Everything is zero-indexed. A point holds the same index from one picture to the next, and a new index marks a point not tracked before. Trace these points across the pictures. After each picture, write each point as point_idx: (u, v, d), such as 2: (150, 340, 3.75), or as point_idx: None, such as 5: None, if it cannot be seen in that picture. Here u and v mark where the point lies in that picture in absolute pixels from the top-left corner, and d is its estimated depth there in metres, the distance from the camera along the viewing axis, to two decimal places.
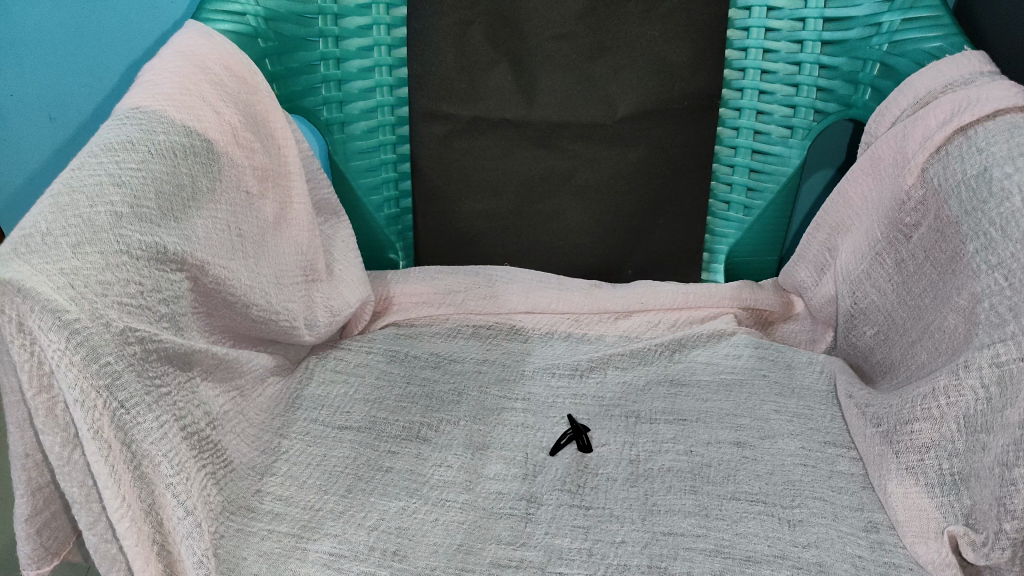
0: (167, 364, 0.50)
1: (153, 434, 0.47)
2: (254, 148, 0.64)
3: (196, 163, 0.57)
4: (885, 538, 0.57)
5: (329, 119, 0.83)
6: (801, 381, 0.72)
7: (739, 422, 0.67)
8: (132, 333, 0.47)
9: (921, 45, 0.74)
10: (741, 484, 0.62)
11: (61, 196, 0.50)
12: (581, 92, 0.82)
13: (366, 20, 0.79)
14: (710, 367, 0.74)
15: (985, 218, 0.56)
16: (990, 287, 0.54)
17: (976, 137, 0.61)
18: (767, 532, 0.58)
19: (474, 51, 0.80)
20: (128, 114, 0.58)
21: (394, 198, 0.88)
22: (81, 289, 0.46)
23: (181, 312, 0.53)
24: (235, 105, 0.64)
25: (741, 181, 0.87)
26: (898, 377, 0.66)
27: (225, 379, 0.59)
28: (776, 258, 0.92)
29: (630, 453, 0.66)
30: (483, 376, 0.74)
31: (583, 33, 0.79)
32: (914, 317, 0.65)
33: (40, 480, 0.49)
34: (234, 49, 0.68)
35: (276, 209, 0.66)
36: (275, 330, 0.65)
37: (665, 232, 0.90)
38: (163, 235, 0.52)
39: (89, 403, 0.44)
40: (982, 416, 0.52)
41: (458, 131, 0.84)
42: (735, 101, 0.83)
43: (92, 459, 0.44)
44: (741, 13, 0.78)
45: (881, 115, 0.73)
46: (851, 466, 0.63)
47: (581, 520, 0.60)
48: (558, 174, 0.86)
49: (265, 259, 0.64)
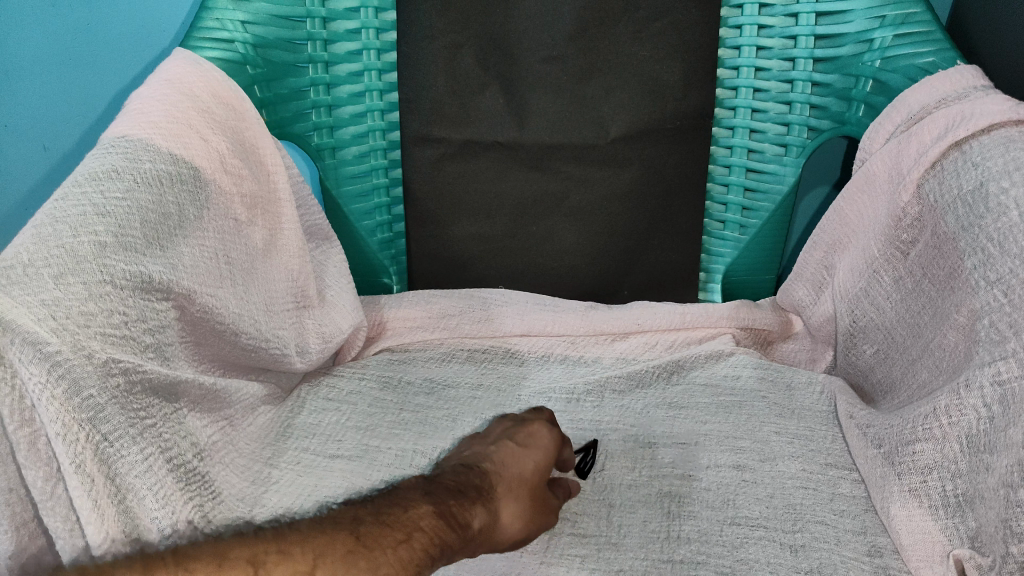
0: (151, 397, 0.49)
1: (137, 467, 0.45)
2: (243, 175, 0.64)
3: (183, 192, 0.57)
4: (889, 562, 0.56)
5: (319, 145, 0.82)
6: (801, 402, 0.70)
7: (739, 445, 0.66)
8: (115, 365, 0.46)
9: (912, 61, 0.72)
10: (740, 509, 0.61)
11: (43, 226, 0.49)
12: (572, 113, 0.82)
13: (356, 45, 0.78)
14: (709, 389, 0.72)
15: (983, 233, 0.55)
16: (989, 303, 0.53)
17: (971, 152, 0.60)
18: (769, 558, 0.57)
19: (464, 74, 0.80)
20: (114, 143, 0.57)
21: (386, 222, 0.88)
22: (63, 320, 0.45)
23: (167, 342, 0.53)
24: (224, 132, 0.64)
25: (736, 200, 0.86)
26: (898, 397, 0.65)
27: (213, 409, 0.58)
28: (772, 278, 0.91)
29: (629, 479, 0.65)
30: (478, 402, 0.73)
31: (573, 55, 0.79)
32: (913, 336, 0.64)
33: (25, 515, 0.45)
34: (221, 75, 0.68)
35: (265, 235, 0.66)
36: (264, 359, 0.65)
37: (659, 252, 0.89)
38: (148, 264, 0.51)
39: (71, 437, 0.42)
40: (985, 436, 0.50)
41: (450, 154, 0.84)
42: (728, 120, 0.82)
43: (73, 495, 0.42)
44: (731, 32, 0.78)
45: (875, 131, 0.72)
46: (852, 489, 0.62)
47: (578, 549, 0.59)
48: (551, 196, 0.86)
49: (253, 286, 0.63)
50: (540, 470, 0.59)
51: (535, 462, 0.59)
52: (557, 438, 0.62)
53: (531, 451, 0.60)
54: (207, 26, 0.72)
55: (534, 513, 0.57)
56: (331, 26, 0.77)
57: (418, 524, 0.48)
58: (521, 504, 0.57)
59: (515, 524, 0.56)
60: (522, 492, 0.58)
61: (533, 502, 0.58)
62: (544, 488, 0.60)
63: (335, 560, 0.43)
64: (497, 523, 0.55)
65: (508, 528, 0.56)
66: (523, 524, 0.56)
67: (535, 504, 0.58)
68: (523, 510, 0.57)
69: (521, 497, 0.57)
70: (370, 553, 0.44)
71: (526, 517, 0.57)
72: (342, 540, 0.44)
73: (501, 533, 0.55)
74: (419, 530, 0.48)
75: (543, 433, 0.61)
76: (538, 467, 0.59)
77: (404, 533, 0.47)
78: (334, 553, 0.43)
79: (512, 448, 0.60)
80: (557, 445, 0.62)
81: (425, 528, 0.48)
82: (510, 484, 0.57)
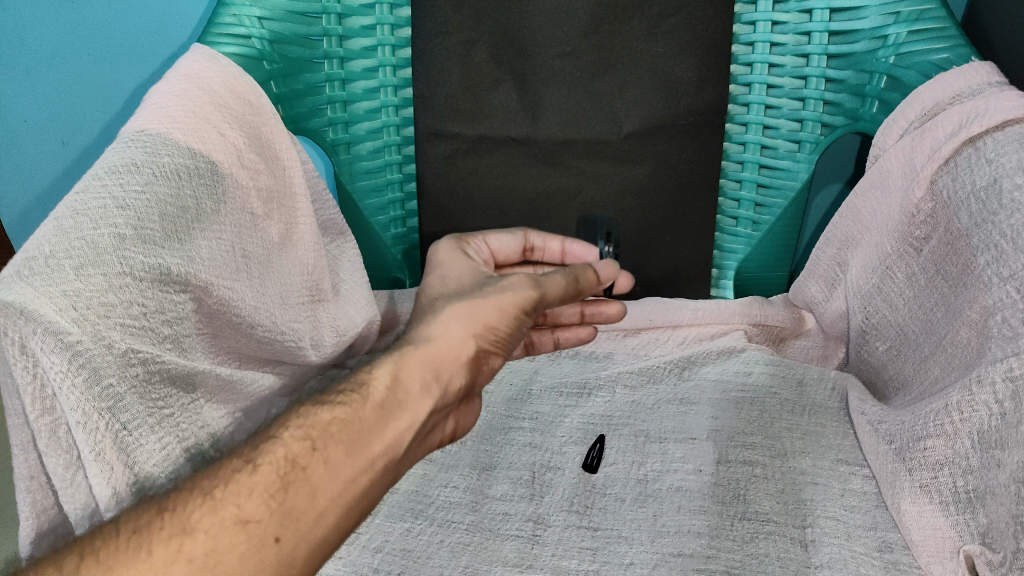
0: (169, 387, 0.50)
1: (155, 456, 0.46)
2: (259, 170, 0.65)
3: (200, 185, 0.58)
4: (899, 558, 0.56)
5: (334, 140, 0.83)
6: (813, 399, 0.70)
7: (750, 440, 0.66)
8: (134, 355, 0.46)
9: (927, 57, 0.71)
10: (751, 504, 0.61)
11: (64, 219, 0.49)
12: (585, 109, 0.82)
13: (370, 41, 0.80)
14: (720, 385, 0.73)
15: (996, 230, 0.54)
16: (1002, 299, 0.52)
17: (985, 148, 0.59)
18: (779, 552, 0.57)
19: (478, 71, 0.80)
20: (133, 137, 0.58)
21: (400, 218, 0.89)
22: (84, 311, 0.45)
23: (184, 333, 0.53)
24: (240, 126, 0.64)
25: (748, 196, 0.86)
26: (910, 393, 0.65)
27: (229, 400, 0.58)
28: (785, 274, 0.91)
29: (638, 473, 0.65)
30: (491, 396, 0.74)
31: (586, 51, 0.80)
32: (926, 332, 0.64)
33: (45, 502, 0.47)
34: (238, 71, 0.69)
35: (281, 230, 0.67)
36: (280, 351, 0.66)
37: (672, 249, 0.89)
38: (166, 257, 0.52)
39: (91, 425, 0.44)
40: (996, 432, 0.50)
41: (464, 150, 0.84)
42: (741, 116, 0.83)
43: (94, 481, 0.44)
44: (745, 28, 0.79)
45: (889, 128, 0.72)
46: (863, 484, 0.62)
47: (589, 542, 0.60)
48: (564, 191, 0.86)
49: (269, 280, 0.64)
50: (456, 279, 0.63)
51: (449, 287, 0.62)
52: (459, 251, 0.67)
53: (444, 282, 0.63)
54: (224, 22, 0.72)
55: (468, 306, 0.57)
56: (346, 22, 0.78)
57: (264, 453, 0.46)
58: (452, 310, 0.57)
59: (451, 328, 0.56)
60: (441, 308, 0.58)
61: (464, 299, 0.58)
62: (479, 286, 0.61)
63: (125, 541, 0.39)
64: (421, 346, 0.55)
65: (450, 333, 0.56)
66: (462, 322, 0.56)
67: (476, 298, 0.58)
68: (455, 313, 0.57)
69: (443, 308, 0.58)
70: (183, 517, 0.41)
71: (457, 313, 0.57)
72: (142, 510, 0.41)
73: (443, 354, 0.55)
74: (272, 451, 0.46)
75: (453, 263, 0.66)
76: (447, 277, 0.64)
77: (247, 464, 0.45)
78: (119, 536, 0.39)
79: (427, 282, 0.65)
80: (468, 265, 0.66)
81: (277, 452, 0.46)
82: (423, 313, 0.59)
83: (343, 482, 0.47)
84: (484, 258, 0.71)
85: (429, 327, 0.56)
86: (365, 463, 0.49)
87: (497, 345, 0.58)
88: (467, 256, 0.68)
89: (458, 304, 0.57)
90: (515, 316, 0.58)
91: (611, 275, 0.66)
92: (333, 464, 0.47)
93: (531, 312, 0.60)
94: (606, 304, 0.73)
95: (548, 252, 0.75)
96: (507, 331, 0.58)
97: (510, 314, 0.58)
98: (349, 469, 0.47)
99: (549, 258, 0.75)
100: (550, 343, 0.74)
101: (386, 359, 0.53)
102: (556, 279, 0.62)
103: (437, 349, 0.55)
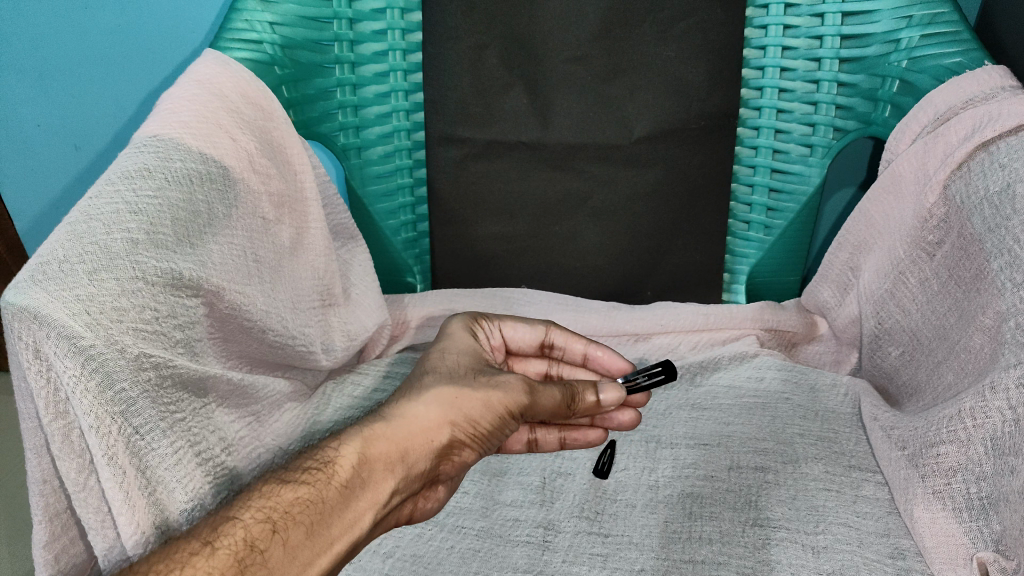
0: (181, 391, 0.50)
1: (167, 460, 0.47)
2: (272, 175, 0.65)
3: (213, 190, 0.58)
4: (912, 565, 0.55)
5: (345, 145, 0.83)
6: (825, 404, 0.70)
7: (762, 446, 0.66)
8: (146, 359, 0.47)
9: (939, 61, 0.71)
10: (763, 510, 0.61)
11: (78, 223, 0.50)
12: (595, 113, 0.82)
13: (382, 46, 0.79)
14: (732, 391, 0.72)
15: (1009, 234, 0.54)
16: (1015, 305, 0.52)
17: (998, 153, 0.59)
18: (790, 559, 0.57)
19: (489, 75, 0.81)
20: (146, 142, 0.58)
21: (411, 222, 0.89)
22: (97, 315, 0.45)
23: (195, 337, 0.53)
24: (252, 131, 0.65)
25: (760, 201, 0.86)
26: (924, 399, 0.64)
27: (240, 404, 0.58)
28: (798, 279, 0.90)
29: (649, 479, 0.65)
30: None
31: (597, 56, 0.79)
32: (939, 338, 0.63)
33: (57, 506, 0.47)
34: (249, 76, 0.69)
35: (292, 234, 0.67)
36: (291, 355, 0.66)
37: (683, 252, 0.89)
38: (178, 261, 0.52)
39: (104, 429, 0.44)
40: (1010, 439, 0.49)
41: (474, 154, 0.85)
42: (753, 120, 0.82)
43: (106, 486, 0.44)
44: (757, 32, 0.78)
45: (901, 132, 0.72)
46: (876, 491, 0.61)
47: (599, 548, 0.59)
48: (575, 196, 0.86)
49: (280, 284, 0.64)
50: (456, 352, 0.63)
51: (452, 358, 0.62)
52: (467, 324, 0.67)
53: (446, 351, 0.63)
54: (236, 27, 0.72)
55: (456, 393, 0.57)
56: (358, 27, 0.78)
57: (226, 530, 0.46)
58: (441, 393, 0.57)
59: (432, 412, 0.56)
60: (435, 383, 0.58)
61: (456, 383, 0.58)
62: (478, 370, 0.61)
63: None
64: (393, 428, 0.55)
65: (427, 418, 0.56)
66: (444, 409, 0.56)
67: (469, 386, 0.58)
68: (443, 395, 0.57)
69: (436, 385, 0.58)
70: None
71: (440, 398, 0.57)
72: None
73: (418, 441, 0.55)
74: (232, 533, 0.46)
75: (461, 335, 0.65)
76: (446, 352, 0.63)
77: (208, 540, 0.45)
78: None
79: (428, 351, 0.64)
80: (472, 343, 0.65)
81: (237, 533, 0.46)
82: (401, 390, 0.59)
83: (300, 565, 0.47)
84: (497, 343, 0.70)
85: (411, 407, 0.56)
86: (325, 549, 0.48)
87: (476, 439, 0.58)
88: (475, 332, 0.67)
89: (450, 387, 0.58)
90: (500, 416, 0.58)
91: (614, 401, 0.62)
92: (291, 548, 0.47)
93: (519, 416, 0.59)
94: (621, 409, 0.67)
95: (567, 352, 0.71)
96: (489, 429, 0.58)
97: (496, 411, 0.58)
98: (308, 551, 0.47)
99: (568, 359, 0.72)
100: (554, 443, 0.68)
101: (355, 437, 0.53)
102: (554, 391, 0.60)
103: (411, 432, 0.55)
